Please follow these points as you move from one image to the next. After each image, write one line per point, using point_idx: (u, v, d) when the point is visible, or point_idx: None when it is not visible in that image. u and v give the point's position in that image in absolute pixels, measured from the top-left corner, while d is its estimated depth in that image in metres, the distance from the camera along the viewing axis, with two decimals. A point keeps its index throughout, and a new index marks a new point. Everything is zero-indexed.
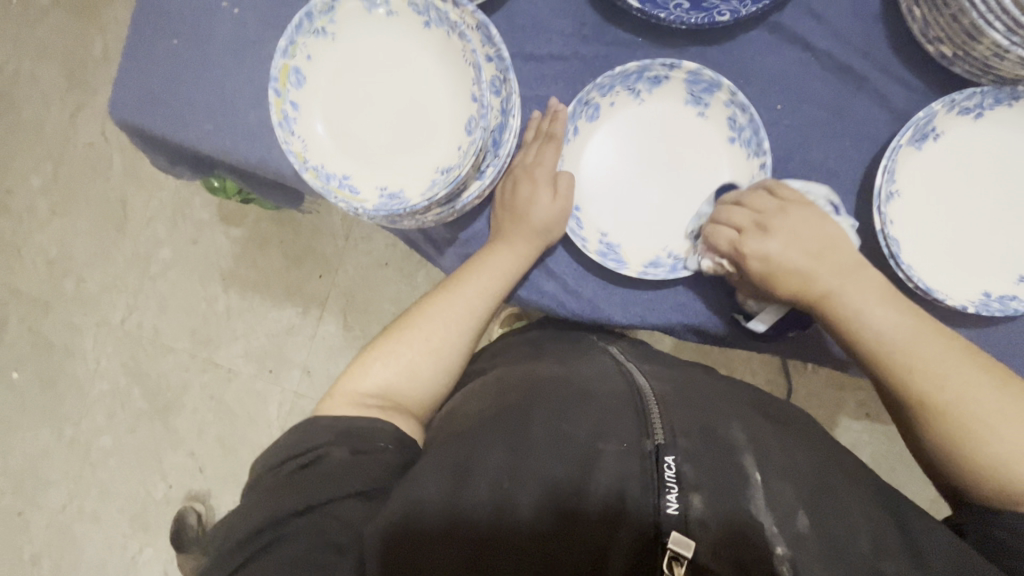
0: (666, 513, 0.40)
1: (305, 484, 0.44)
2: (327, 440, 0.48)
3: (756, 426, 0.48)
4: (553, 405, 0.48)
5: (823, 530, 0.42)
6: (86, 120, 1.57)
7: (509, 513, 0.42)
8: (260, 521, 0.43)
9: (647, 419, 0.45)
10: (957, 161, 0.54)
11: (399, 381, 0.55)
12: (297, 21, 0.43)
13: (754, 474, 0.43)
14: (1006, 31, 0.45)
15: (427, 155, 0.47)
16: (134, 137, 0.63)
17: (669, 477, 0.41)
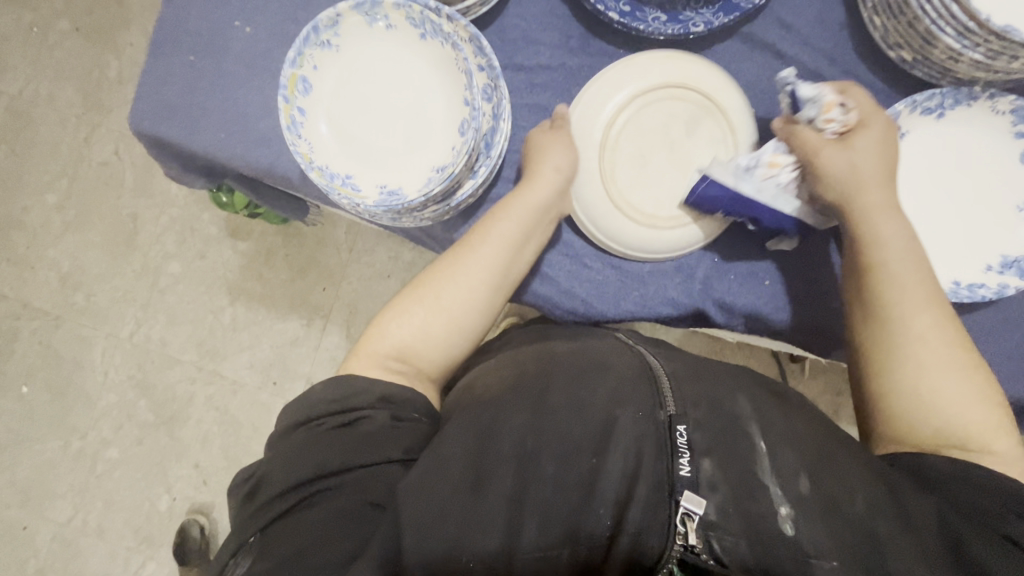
0: (679, 473, 0.43)
1: (351, 442, 0.47)
2: (369, 404, 0.51)
3: (758, 399, 0.50)
4: (569, 381, 0.51)
5: (823, 493, 0.43)
6: (101, 139, 1.63)
7: (532, 473, 0.45)
8: (307, 473, 0.45)
9: (659, 391, 0.48)
10: (923, 159, 0.57)
11: (414, 345, 0.56)
12: (304, 34, 0.47)
13: (760, 443, 0.45)
14: (958, 34, 0.49)
15: (424, 156, 0.51)
16: (150, 146, 0.67)
17: (680, 443, 0.44)
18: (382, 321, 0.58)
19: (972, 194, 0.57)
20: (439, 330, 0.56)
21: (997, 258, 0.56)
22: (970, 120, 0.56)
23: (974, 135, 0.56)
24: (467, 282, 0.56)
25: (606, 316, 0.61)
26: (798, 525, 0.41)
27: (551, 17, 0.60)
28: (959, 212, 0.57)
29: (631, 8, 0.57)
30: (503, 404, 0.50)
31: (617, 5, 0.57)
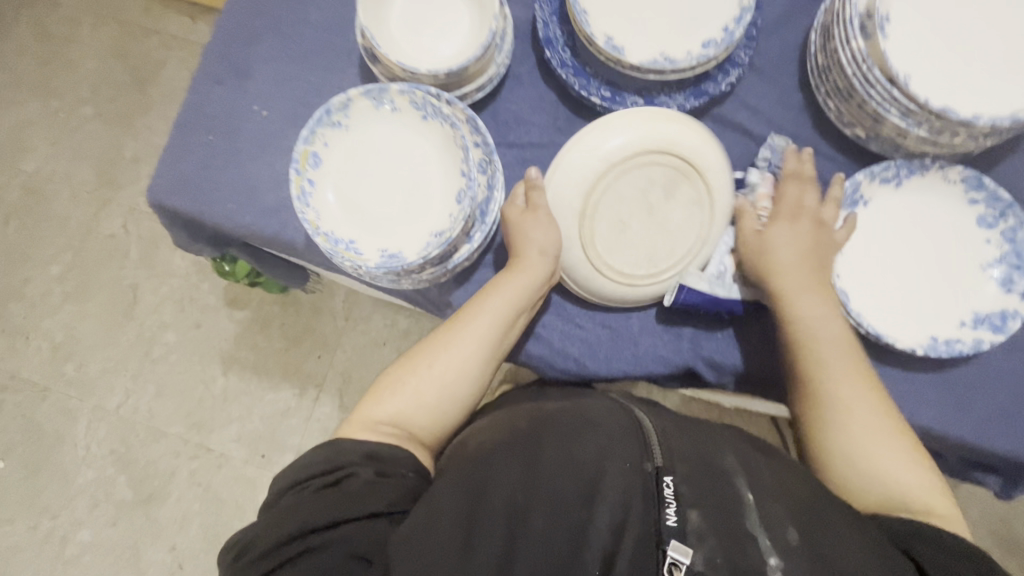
0: (667, 523, 0.43)
1: (333, 500, 0.46)
2: (354, 461, 0.50)
3: (744, 453, 0.52)
4: (560, 436, 0.52)
5: (815, 547, 0.43)
6: (110, 214, 1.69)
7: (522, 525, 0.44)
8: (290, 532, 0.44)
9: (646, 444, 0.49)
10: (888, 222, 0.61)
11: (411, 410, 0.57)
12: (317, 116, 0.52)
13: (746, 494, 0.46)
14: (901, 114, 0.56)
15: (422, 222, 0.55)
16: (163, 217, 0.71)
17: (668, 493, 0.45)
18: (380, 389, 0.58)
19: (936, 255, 0.61)
20: (438, 391, 0.57)
21: (970, 314, 0.59)
22: (927, 188, 0.60)
23: (933, 202, 0.61)
24: (460, 348, 0.58)
25: (598, 376, 0.63)
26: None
27: (540, 101, 0.66)
28: (926, 272, 0.60)
29: (611, 94, 0.64)
30: (496, 458, 0.50)
31: (599, 91, 0.64)
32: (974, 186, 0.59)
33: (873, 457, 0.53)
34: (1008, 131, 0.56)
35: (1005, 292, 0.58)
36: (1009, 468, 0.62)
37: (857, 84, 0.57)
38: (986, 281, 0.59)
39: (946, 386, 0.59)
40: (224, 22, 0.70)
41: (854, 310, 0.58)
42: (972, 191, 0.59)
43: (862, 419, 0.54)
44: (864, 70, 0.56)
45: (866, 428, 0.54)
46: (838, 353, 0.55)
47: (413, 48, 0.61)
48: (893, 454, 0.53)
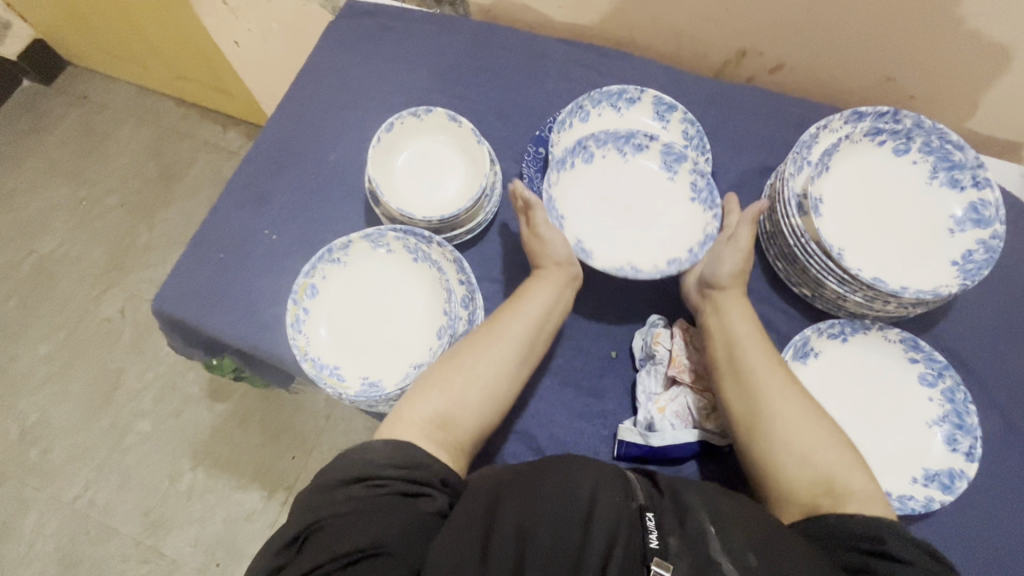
0: (651, 545, 0.46)
1: (416, 518, 0.46)
2: (432, 481, 0.50)
3: (716, 494, 0.51)
4: (556, 469, 0.51)
5: (777, 570, 0.44)
6: (112, 298, 1.74)
7: (530, 541, 0.45)
8: (364, 539, 0.43)
9: (630, 483, 0.51)
10: (839, 371, 0.66)
11: (451, 412, 0.55)
12: (319, 255, 0.59)
13: (710, 526, 0.47)
14: (837, 282, 0.63)
15: (404, 353, 0.59)
16: (164, 322, 0.76)
17: (650, 525, 0.47)
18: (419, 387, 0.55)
19: (886, 409, 0.64)
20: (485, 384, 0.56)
21: (921, 470, 0.61)
22: (872, 347, 0.66)
23: (877, 358, 0.66)
24: (501, 351, 0.58)
25: None
26: None
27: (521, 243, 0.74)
28: (878, 426, 0.64)
29: None
30: (495, 484, 0.51)
31: None
32: (913, 345, 0.65)
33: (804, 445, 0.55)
34: (933, 303, 0.63)
35: (952, 448, 0.61)
36: None
37: (799, 253, 0.64)
38: (933, 437, 0.62)
39: None
40: (252, 156, 0.80)
41: None
42: (911, 352, 0.65)
43: (794, 408, 0.56)
44: (803, 242, 0.64)
45: (803, 420, 0.56)
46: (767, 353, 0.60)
47: (412, 193, 0.70)
48: (820, 438, 0.55)
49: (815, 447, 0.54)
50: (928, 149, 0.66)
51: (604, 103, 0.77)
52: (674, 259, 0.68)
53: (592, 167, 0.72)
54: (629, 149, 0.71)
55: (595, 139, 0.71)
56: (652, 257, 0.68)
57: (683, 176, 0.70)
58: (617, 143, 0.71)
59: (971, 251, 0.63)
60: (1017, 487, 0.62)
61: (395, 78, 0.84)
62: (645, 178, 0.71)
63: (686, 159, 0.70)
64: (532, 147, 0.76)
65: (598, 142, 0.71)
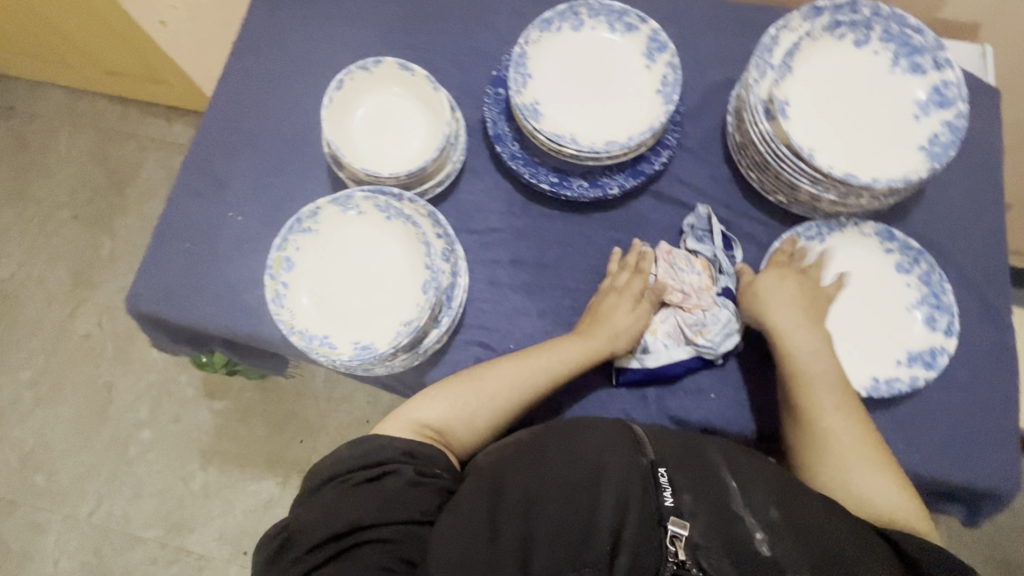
0: (665, 503, 0.48)
1: (381, 499, 0.50)
2: (394, 459, 0.54)
3: (728, 451, 0.56)
4: (560, 438, 0.55)
5: (792, 521, 0.49)
6: (86, 313, 1.69)
7: (536, 516, 0.48)
8: (338, 528, 0.48)
9: (639, 443, 0.54)
10: (819, 272, 0.67)
11: (453, 425, 0.62)
12: (289, 226, 0.57)
13: (729, 480, 0.52)
14: (810, 183, 0.63)
15: (391, 312, 0.58)
16: (142, 321, 0.74)
17: (663, 482, 0.50)
18: (429, 391, 0.63)
19: (868, 302, 0.66)
20: (481, 408, 0.62)
21: (904, 352, 0.64)
22: (849, 244, 0.67)
23: (855, 253, 0.67)
24: (500, 381, 0.63)
25: None
26: (774, 547, 0.47)
27: (495, 191, 0.73)
28: (861, 319, 0.66)
29: (559, 179, 0.71)
30: (503, 463, 0.54)
31: (547, 177, 0.71)
32: (887, 236, 0.66)
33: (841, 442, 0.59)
34: (904, 191, 0.64)
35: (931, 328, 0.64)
36: (968, 498, 0.65)
37: (771, 160, 0.64)
38: (914, 321, 0.65)
39: (895, 425, 0.63)
40: (202, 138, 0.76)
41: None
42: (886, 242, 0.66)
43: (830, 382, 0.60)
44: (773, 148, 0.64)
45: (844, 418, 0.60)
46: (818, 349, 0.61)
47: (374, 145, 0.68)
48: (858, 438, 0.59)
49: (847, 426, 0.59)
50: (889, 37, 0.66)
51: (572, 5, 0.72)
52: (613, 141, 0.69)
53: (580, 36, 0.73)
54: (620, 27, 0.73)
55: (589, 7, 0.72)
56: (599, 134, 0.70)
57: (659, 66, 0.71)
58: (608, 18, 0.73)
59: (937, 134, 0.63)
60: (996, 356, 0.66)
61: (339, 36, 0.80)
62: (624, 58, 0.73)
63: (667, 49, 0.70)
64: (492, 90, 0.73)
65: (591, 10, 0.72)
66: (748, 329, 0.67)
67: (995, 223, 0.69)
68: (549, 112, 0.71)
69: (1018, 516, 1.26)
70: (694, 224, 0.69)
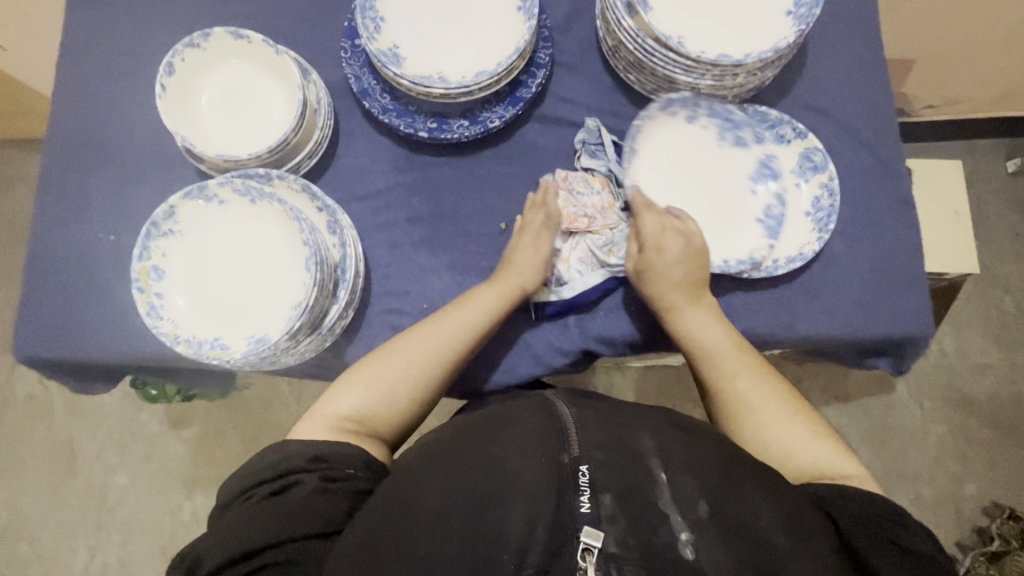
0: (581, 511, 0.44)
1: (279, 512, 0.49)
2: (301, 468, 0.53)
3: (659, 429, 0.52)
4: (483, 443, 0.52)
5: (721, 515, 0.45)
6: (24, 375, 1.61)
7: (440, 535, 0.45)
8: (231, 551, 0.46)
9: (566, 436, 0.51)
10: (712, 163, 0.66)
11: (374, 408, 0.60)
12: (144, 231, 0.53)
13: (660, 474, 0.47)
14: (685, 71, 0.61)
15: (281, 298, 0.55)
16: (39, 368, 0.69)
17: (583, 482, 0.46)
18: (343, 382, 0.61)
19: (699, 178, 0.66)
20: (405, 383, 0.61)
21: (800, 223, 0.65)
22: (665, 125, 0.66)
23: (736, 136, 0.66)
24: (420, 349, 0.61)
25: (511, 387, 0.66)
26: (698, 549, 0.43)
27: (375, 150, 0.69)
28: (696, 197, 0.66)
29: (438, 123, 0.67)
30: (419, 477, 0.51)
31: (425, 124, 0.67)
32: (689, 105, 0.65)
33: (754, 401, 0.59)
34: (778, 61, 0.62)
35: (822, 195, 0.65)
36: (891, 349, 0.67)
37: (643, 57, 0.62)
38: (809, 190, 0.65)
39: (808, 295, 0.64)
40: (48, 161, 0.70)
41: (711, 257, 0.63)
42: (692, 113, 0.65)
43: (727, 347, 0.61)
44: (640, 43, 0.61)
45: (750, 380, 0.60)
46: (709, 321, 0.62)
47: (233, 128, 0.63)
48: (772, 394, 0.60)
49: (752, 387, 0.60)
50: None
51: None
52: (484, 71, 0.66)
53: None
54: None
55: None
56: (470, 66, 0.66)
57: None
58: None
59: None
60: (895, 207, 0.66)
61: (171, 16, 0.72)
62: None
63: None
64: (347, 44, 0.68)
65: None
66: None
67: (875, 77, 0.69)
68: (410, 55, 0.66)
69: (963, 354, 1.34)
70: (586, 139, 0.68)
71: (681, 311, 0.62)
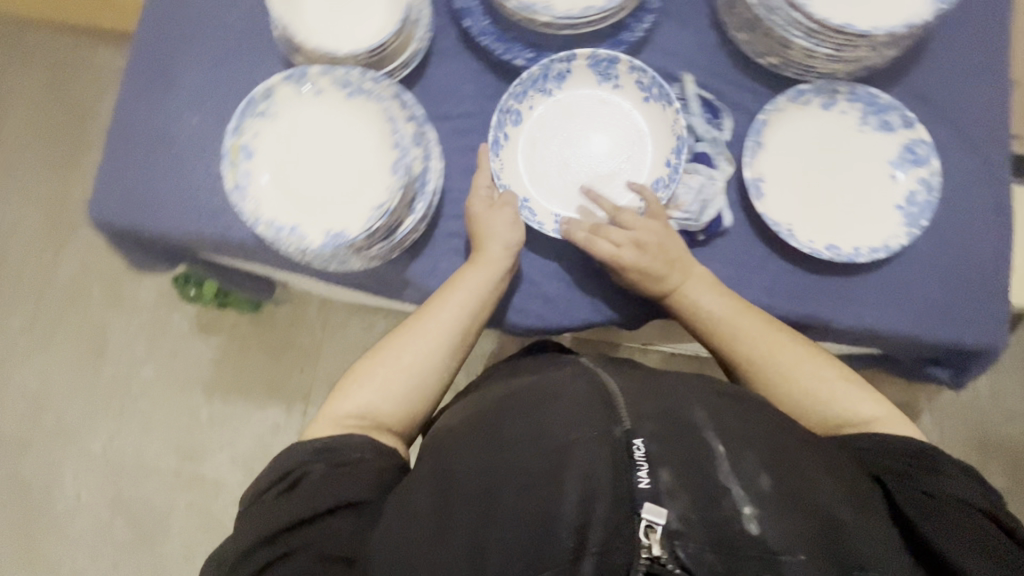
0: (639, 487, 0.44)
1: (294, 503, 0.51)
2: (306, 461, 0.55)
3: (715, 405, 0.51)
4: (524, 416, 0.52)
5: (783, 487, 0.45)
6: (67, 258, 1.65)
7: (490, 512, 0.46)
8: (261, 541, 0.50)
9: (616, 409, 0.49)
10: (806, 140, 0.65)
11: (377, 404, 0.61)
12: (242, 106, 0.53)
13: (716, 445, 0.47)
14: (805, 36, 0.58)
15: (362, 199, 0.55)
16: (109, 235, 0.71)
17: (639, 456, 0.45)
18: (345, 386, 0.63)
19: (616, 133, 0.67)
20: (405, 374, 0.62)
21: (891, 215, 0.62)
22: (576, 81, 0.66)
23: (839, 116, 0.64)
24: (419, 342, 0.63)
25: (563, 329, 0.66)
26: (763, 525, 0.43)
27: (464, 73, 0.67)
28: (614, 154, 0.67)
29: (535, 54, 0.66)
30: (462, 450, 0.51)
31: (522, 53, 0.66)
32: (596, 60, 0.65)
33: (793, 374, 0.59)
34: (904, 40, 0.59)
35: (919, 190, 0.62)
36: (954, 362, 0.65)
37: (763, 13, 0.59)
38: (905, 182, 0.63)
39: (882, 291, 0.62)
40: (141, 33, 0.70)
41: (792, 234, 0.62)
42: (602, 70, 0.66)
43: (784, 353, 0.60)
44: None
45: (776, 350, 0.60)
46: (709, 294, 0.61)
47: (331, 24, 0.62)
48: (807, 363, 0.60)
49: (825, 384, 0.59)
50: None
51: None
52: (591, 5, 0.63)
53: None
54: None
55: None
56: None
57: None
58: None
59: None
60: (991, 218, 0.63)
61: None
62: None
63: None
64: None
65: None
66: (736, 204, 0.64)
67: (996, 78, 0.65)
68: None
69: (999, 394, 1.30)
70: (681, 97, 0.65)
71: (678, 289, 0.62)
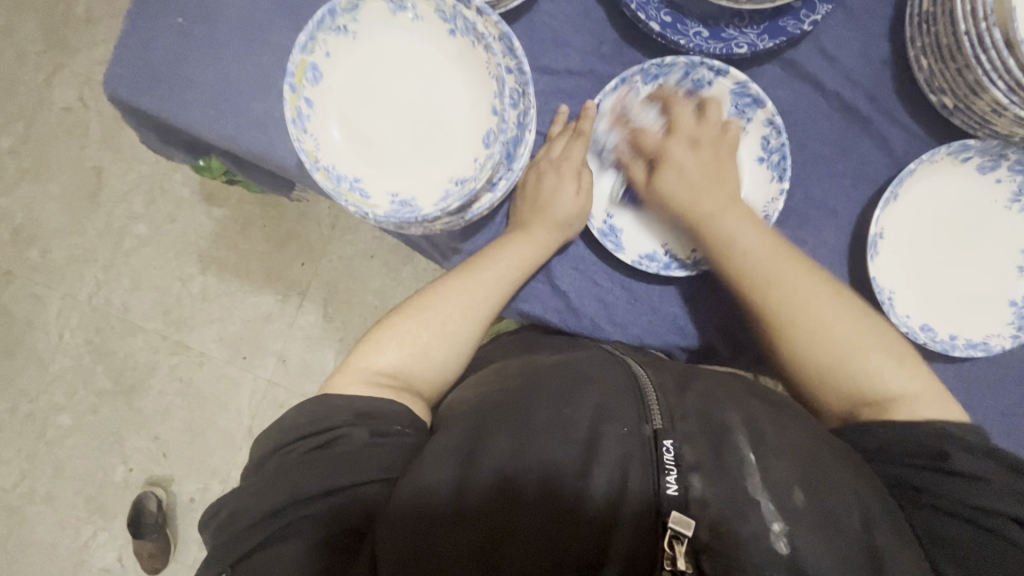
0: (667, 492, 0.43)
1: (325, 467, 0.46)
2: (346, 421, 0.49)
3: (748, 406, 0.49)
4: (552, 397, 0.49)
5: (820, 507, 0.44)
6: (63, 83, 1.47)
7: (513, 495, 0.44)
8: (280, 501, 0.45)
9: (646, 404, 0.47)
10: (940, 203, 0.57)
11: (413, 365, 0.57)
12: (319, 17, 0.44)
13: (749, 454, 0.45)
14: (1008, 90, 0.47)
15: (441, 164, 0.48)
16: (122, 110, 0.60)
17: (668, 460, 0.44)
18: (378, 339, 0.58)
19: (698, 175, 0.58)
20: (452, 337, 0.58)
21: (999, 310, 0.56)
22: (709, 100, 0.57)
23: (991, 184, 0.56)
24: (465, 302, 0.58)
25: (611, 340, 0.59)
26: (792, 542, 0.42)
27: (584, 19, 0.56)
28: None
29: (672, 20, 0.54)
30: (488, 420, 0.48)
31: (658, 14, 0.54)
32: (740, 91, 0.55)
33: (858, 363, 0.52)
34: None
35: None
36: None
37: (966, 44, 0.48)
38: None
39: (972, 383, 0.57)
40: None
41: (896, 308, 0.56)
42: (740, 104, 0.56)
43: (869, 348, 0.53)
44: (978, 26, 0.46)
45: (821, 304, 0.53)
46: (744, 226, 0.54)
47: None
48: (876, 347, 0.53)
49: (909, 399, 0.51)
50: None
51: None
52: None
53: None
54: None
55: None
56: None
57: None
58: None
59: None
60: None
61: None
62: None
63: None
64: None
65: None
66: (843, 254, 0.58)
67: None
68: None
69: None
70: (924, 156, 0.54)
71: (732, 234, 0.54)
